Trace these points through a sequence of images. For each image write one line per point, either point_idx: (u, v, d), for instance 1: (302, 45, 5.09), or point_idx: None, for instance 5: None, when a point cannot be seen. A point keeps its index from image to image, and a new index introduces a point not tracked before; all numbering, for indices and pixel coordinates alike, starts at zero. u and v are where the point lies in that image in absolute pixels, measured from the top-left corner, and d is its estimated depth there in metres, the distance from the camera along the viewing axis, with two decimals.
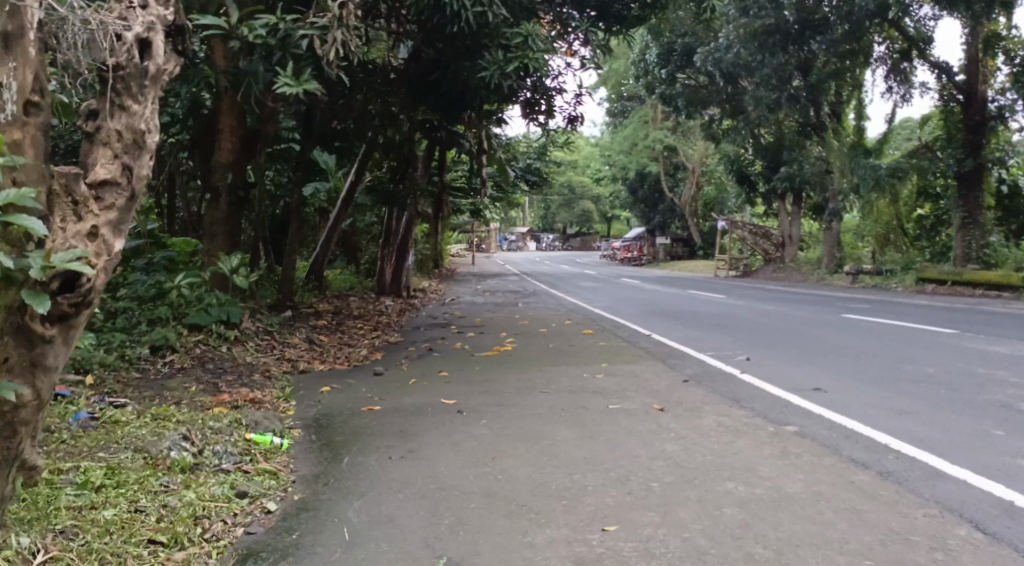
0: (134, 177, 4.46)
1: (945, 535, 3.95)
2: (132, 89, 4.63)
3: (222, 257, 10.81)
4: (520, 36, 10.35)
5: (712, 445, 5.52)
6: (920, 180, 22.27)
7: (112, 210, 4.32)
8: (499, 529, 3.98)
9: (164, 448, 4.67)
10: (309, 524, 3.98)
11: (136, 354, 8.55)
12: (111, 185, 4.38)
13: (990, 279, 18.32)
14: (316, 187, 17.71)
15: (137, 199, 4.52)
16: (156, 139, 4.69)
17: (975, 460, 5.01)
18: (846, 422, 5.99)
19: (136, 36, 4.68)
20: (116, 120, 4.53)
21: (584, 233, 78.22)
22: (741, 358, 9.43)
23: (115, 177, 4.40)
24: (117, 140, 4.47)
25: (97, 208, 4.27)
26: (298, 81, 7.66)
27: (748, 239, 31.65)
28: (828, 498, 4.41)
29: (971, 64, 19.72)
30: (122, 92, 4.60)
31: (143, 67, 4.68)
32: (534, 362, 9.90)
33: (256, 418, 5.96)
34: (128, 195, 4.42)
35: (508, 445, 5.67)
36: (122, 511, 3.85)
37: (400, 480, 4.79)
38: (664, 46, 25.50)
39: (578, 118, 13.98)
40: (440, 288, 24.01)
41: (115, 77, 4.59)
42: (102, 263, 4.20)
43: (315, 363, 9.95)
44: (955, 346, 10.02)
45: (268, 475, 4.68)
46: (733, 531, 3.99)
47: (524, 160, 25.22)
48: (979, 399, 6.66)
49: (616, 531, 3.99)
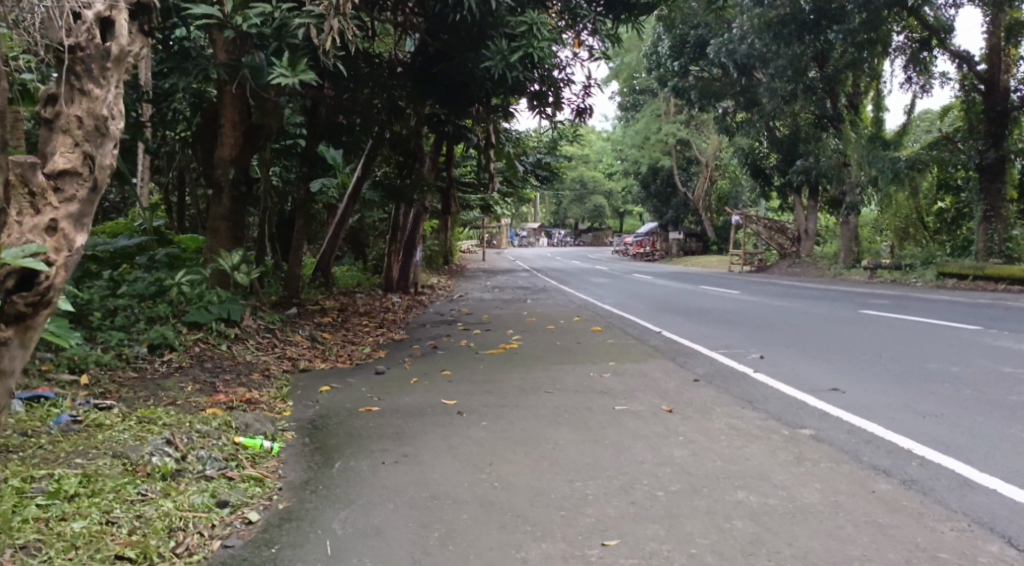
0: (96, 166, 4.44)
1: (975, 552, 3.69)
2: (94, 73, 4.44)
3: (222, 252, 10.52)
4: (526, 24, 10.10)
5: (722, 450, 5.27)
6: (940, 172, 21.88)
7: (73, 202, 4.35)
8: (491, 543, 3.78)
9: (145, 453, 4.47)
10: (290, 536, 3.78)
11: (134, 353, 8.32)
12: (72, 175, 4.36)
13: (1012, 274, 17.94)
14: (323, 183, 17.47)
15: (99, 188, 4.52)
16: (120, 125, 4.60)
17: (1003, 467, 4.75)
18: (866, 425, 5.73)
19: (97, 15, 4.49)
20: (77, 105, 4.39)
21: (596, 227, 77.77)
22: (754, 356, 9.17)
23: (75, 167, 4.36)
24: (78, 127, 4.39)
25: (57, 200, 4.29)
26: (294, 72, 7.45)
27: (764, 234, 31.26)
28: (847, 509, 4.16)
29: (993, 53, 19.28)
30: (82, 76, 4.41)
31: (105, 48, 4.49)
32: (540, 360, 9.67)
33: (247, 420, 5.76)
34: (89, 186, 4.42)
35: (507, 449, 5.46)
36: (93, 523, 3.64)
37: (391, 488, 4.58)
38: (677, 38, 25.23)
39: (587, 110, 13.69)
40: (449, 284, 23.78)
41: (74, 59, 4.39)
42: (62, 258, 4.27)
43: (317, 362, 9.73)
44: (978, 343, 9.73)
45: (254, 482, 4.46)
46: (745, 547, 3.74)
47: (534, 154, 24.98)
48: (1005, 400, 6.37)
49: (617, 546, 3.77)
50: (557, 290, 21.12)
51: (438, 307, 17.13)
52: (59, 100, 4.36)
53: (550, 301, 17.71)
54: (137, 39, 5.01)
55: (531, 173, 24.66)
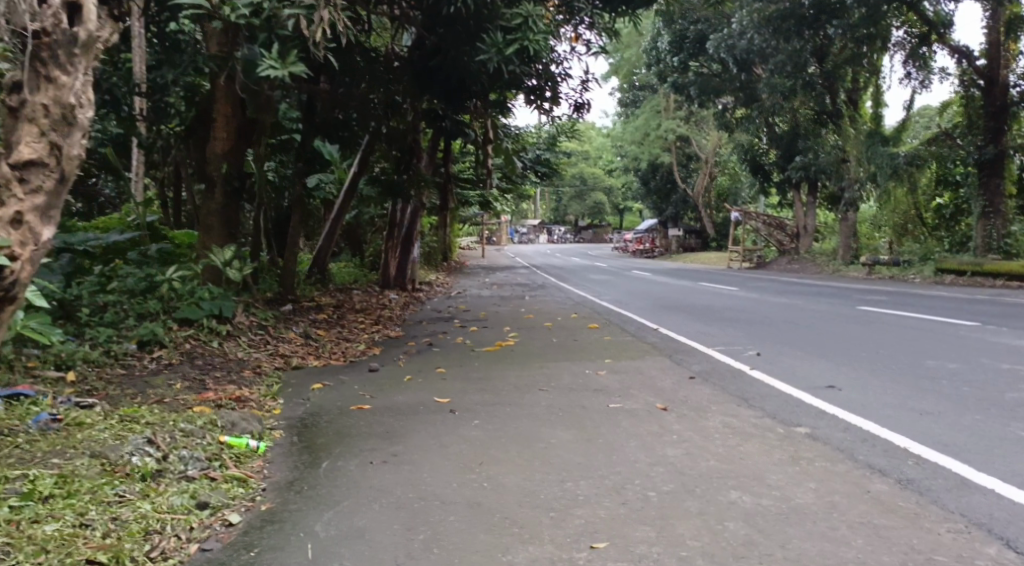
0: (63, 156, 4.35)
1: (972, 555, 3.58)
2: (60, 59, 4.31)
3: (214, 248, 10.36)
4: (520, 17, 9.98)
5: (717, 449, 5.17)
6: (939, 168, 21.76)
7: (39, 194, 4.28)
8: (478, 546, 3.67)
9: (125, 453, 4.36)
10: (271, 538, 3.68)
11: (122, 350, 8.20)
12: (38, 166, 4.26)
13: (1010, 270, 17.84)
14: (319, 179, 17.34)
15: (68, 178, 4.44)
16: (89, 113, 4.50)
17: (1003, 465, 4.64)
18: (863, 423, 5.61)
19: None
20: (43, 93, 4.28)
21: (596, 224, 77.60)
22: (751, 353, 9.06)
23: (41, 158, 4.27)
24: (44, 116, 4.27)
25: (22, 191, 4.22)
26: (284, 64, 7.39)
27: (762, 230, 31.15)
28: (842, 510, 4.05)
29: (993, 48, 19.15)
30: (49, 62, 4.28)
31: (71, 33, 4.35)
32: (536, 357, 9.56)
33: (234, 419, 5.65)
34: (57, 176, 4.34)
35: (499, 448, 5.34)
36: (66, 526, 3.54)
37: (377, 488, 4.48)
38: (676, 33, 25.08)
39: (585, 105, 13.58)
40: (447, 280, 23.67)
41: (39, 45, 4.25)
42: (28, 252, 4.24)
43: (311, 359, 9.60)
44: (977, 339, 9.62)
45: (236, 482, 4.35)
46: (737, 550, 3.64)
47: (533, 150, 24.87)
48: (1005, 398, 6.26)
49: (605, 549, 3.67)
50: (555, 287, 21.02)
51: (434, 304, 17.02)
52: (24, 87, 4.23)
53: (548, 298, 17.60)
54: (107, 28, 4.98)
55: (530, 169, 24.55)
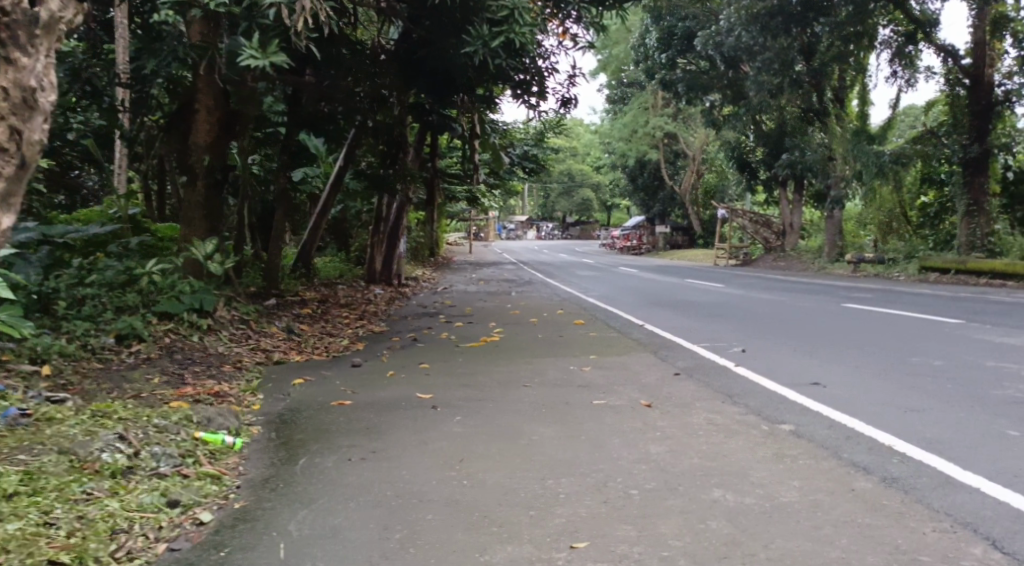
0: (23, 142, 4.22)
1: (957, 555, 3.52)
2: (21, 41, 4.18)
3: (195, 241, 10.25)
4: (507, 9, 9.89)
5: (701, 446, 5.11)
6: (924, 166, 21.82)
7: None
8: (455, 546, 3.60)
9: (95, 450, 4.26)
10: (242, 538, 3.59)
11: (99, 344, 8.07)
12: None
13: (994, 268, 17.91)
14: (304, 172, 17.17)
15: (26, 165, 4.31)
16: (49, 97, 4.39)
17: (988, 463, 4.60)
18: (848, 421, 5.57)
19: None
20: (3, 76, 4.12)
21: (584, 221, 77.52)
22: (736, 350, 9.01)
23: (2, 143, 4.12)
24: (5, 100, 4.12)
25: None
26: (264, 54, 7.29)
27: (749, 228, 31.20)
28: (826, 509, 3.99)
29: (978, 47, 19.17)
30: (10, 44, 4.14)
31: (33, 14, 4.24)
32: (521, 352, 9.48)
33: (210, 414, 5.54)
34: (16, 163, 4.20)
35: (481, 445, 5.25)
36: (29, 525, 3.44)
37: (355, 486, 4.39)
38: (665, 30, 25.03)
39: (572, 100, 13.51)
40: (434, 276, 23.55)
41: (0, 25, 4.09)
42: None
43: (292, 354, 9.49)
44: (961, 337, 9.62)
45: (209, 480, 4.26)
46: (719, 550, 3.57)
47: (521, 146, 24.79)
48: (988, 395, 6.24)
49: (586, 549, 3.59)
50: (541, 283, 20.96)
51: (420, 299, 16.91)
52: None
53: (535, 294, 17.52)
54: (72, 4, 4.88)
55: (517, 164, 24.45)
